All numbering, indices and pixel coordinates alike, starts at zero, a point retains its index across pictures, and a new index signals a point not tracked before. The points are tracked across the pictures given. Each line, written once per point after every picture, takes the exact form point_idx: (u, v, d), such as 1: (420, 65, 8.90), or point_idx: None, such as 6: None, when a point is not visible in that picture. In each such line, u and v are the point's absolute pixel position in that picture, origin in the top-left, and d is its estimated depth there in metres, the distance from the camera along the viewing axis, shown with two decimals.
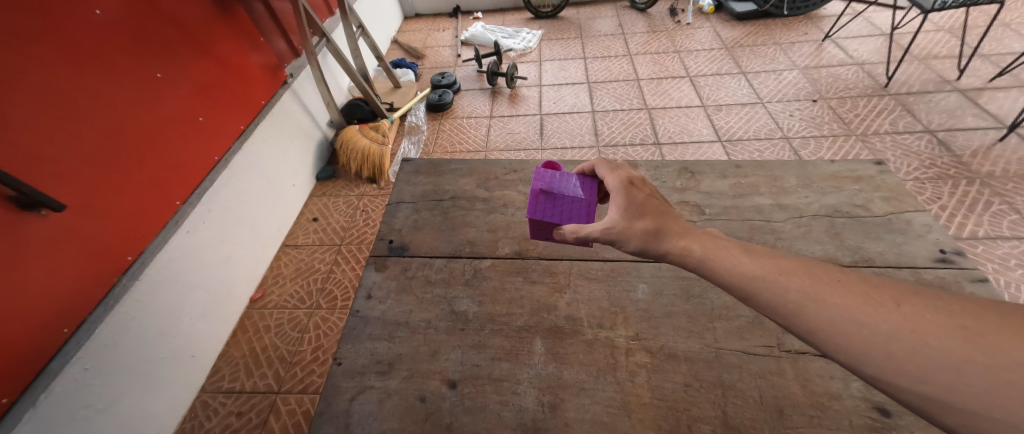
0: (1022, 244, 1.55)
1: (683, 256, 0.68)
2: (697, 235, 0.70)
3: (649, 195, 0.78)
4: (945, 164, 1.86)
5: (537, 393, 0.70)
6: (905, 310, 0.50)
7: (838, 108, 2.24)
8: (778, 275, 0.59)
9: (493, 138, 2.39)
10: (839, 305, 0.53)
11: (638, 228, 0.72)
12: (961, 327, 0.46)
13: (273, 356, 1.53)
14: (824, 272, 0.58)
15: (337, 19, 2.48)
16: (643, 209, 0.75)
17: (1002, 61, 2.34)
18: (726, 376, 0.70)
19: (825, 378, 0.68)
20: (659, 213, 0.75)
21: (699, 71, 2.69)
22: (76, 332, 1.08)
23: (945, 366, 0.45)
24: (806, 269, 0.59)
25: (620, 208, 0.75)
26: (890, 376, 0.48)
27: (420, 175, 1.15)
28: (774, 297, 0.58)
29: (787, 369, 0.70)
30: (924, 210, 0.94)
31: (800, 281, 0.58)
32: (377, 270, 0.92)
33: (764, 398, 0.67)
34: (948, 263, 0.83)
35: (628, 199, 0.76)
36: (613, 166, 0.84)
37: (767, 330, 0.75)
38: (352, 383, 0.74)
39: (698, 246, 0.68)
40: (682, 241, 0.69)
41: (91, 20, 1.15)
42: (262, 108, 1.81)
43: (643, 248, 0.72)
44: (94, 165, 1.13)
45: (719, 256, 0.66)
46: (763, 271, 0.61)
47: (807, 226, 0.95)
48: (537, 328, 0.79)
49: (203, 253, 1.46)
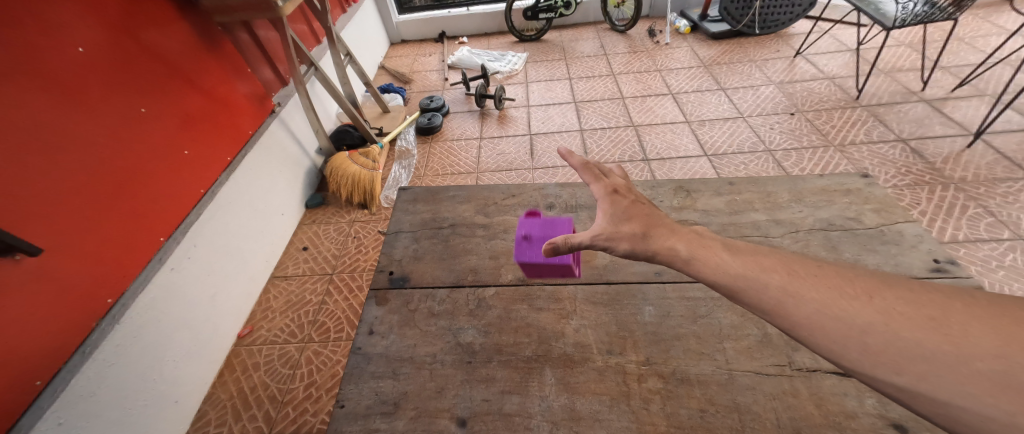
0: (1000, 245, 1.61)
1: (672, 255, 0.69)
2: (682, 235, 0.72)
3: (633, 201, 0.80)
4: (920, 171, 1.94)
5: (550, 427, 0.68)
6: (877, 303, 0.52)
7: (815, 120, 2.33)
8: (760, 272, 0.61)
9: (484, 160, 2.40)
10: (815, 299, 0.55)
11: (626, 230, 0.74)
12: (930, 318, 0.48)
13: (263, 396, 1.47)
14: (802, 268, 0.59)
15: (325, 48, 2.51)
16: (628, 214, 0.77)
17: (961, 72, 2.48)
18: (741, 399, 0.69)
19: (840, 396, 0.68)
20: (646, 217, 0.76)
21: (681, 88, 2.78)
22: (50, 384, 1.01)
23: (917, 357, 0.46)
24: (786, 266, 0.61)
25: (605, 214, 0.77)
26: (867, 368, 0.49)
27: (418, 204, 1.14)
28: (755, 293, 0.59)
29: (800, 389, 0.70)
30: (914, 221, 0.97)
31: (779, 278, 0.59)
32: (378, 304, 0.89)
33: (781, 421, 0.66)
34: (943, 273, 0.85)
35: (613, 205, 0.78)
36: (595, 175, 0.85)
37: (777, 348, 0.75)
38: (356, 426, 0.71)
39: (682, 245, 0.69)
40: (669, 241, 0.70)
41: (72, 55, 1.14)
42: (250, 138, 1.79)
43: (632, 250, 0.72)
44: (71, 206, 1.09)
45: (706, 257, 0.66)
46: (745, 269, 0.62)
47: (805, 241, 0.97)
48: (546, 357, 0.77)
49: (189, 290, 1.41)
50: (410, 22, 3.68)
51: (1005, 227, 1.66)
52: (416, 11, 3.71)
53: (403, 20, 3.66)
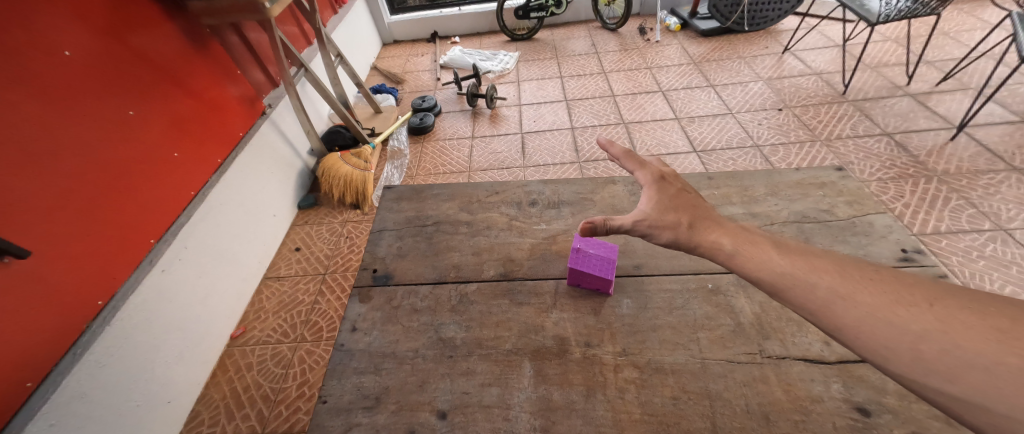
0: (981, 236, 1.63)
1: (714, 249, 0.71)
2: (727, 229, 0.73)
3: (680, 190, 0.83)
4: (904, 164, 1.97)
5: (528, 418, 0.69)
6: (938, 310, 0.52)
7: (802, 116, 2.36)
8: (810, 272, 0.62)
9: (476, 159, 2.41)
10: (868, 302, 0.56)
11: (671, 218, 0.76)
12: (996, 329, 0.47)
13: (255, 396, 1.47)
14: (857, 271, 0.60)
15: (315, 49, 2.51)
16: (674, 203, 0.79)
17: (945, 66, 2.51)
18: (713, 386, 0.71)
19: (807, 382, 0.70)
20: (692, 207, 0.79)
21: (671, 85, 2.80)
22: (41, 386, 1.02)
23: (975, 366, 0.46)
24: (838, 267, 0.62)
25: (651, 201, 0.79)
26: (919, 375, 0.50)
27: (403, 202, 1.16)
28: (802, 293, 0.61)
29: (770, 375, 0.71)
30: (885, 213, 0.98)
31: (830, 279, 0.60)
32: (362, 301, 0.91)
33: (751, 407, 0.68)
34: (910, 262, 0.86)
35: (661, 192, 0.81)
36: (642, 162, 0.88)
37: (749, 337, 0.77)
38: (338, 421, 0.72)
39: (727, 240, 0.71)
40: (713, 235, 0.72)
41: (58, 60, 1.14)
42: (240, 139, 1.80)
43: (674, 240, 0.74)
44: (58, 209, 1.09)
45: (753, 254, 0.68)
46: (795, 269, 0.63)
47: (779, 233, 0.97)
48: (525, 350, 0.78)
49: (180, 293, 1.41)
50: (402, 23, 3.69)
51: (986, 218, 1.69)
52: (408, 11, 3.72)
53: (394, 21, 3.67)
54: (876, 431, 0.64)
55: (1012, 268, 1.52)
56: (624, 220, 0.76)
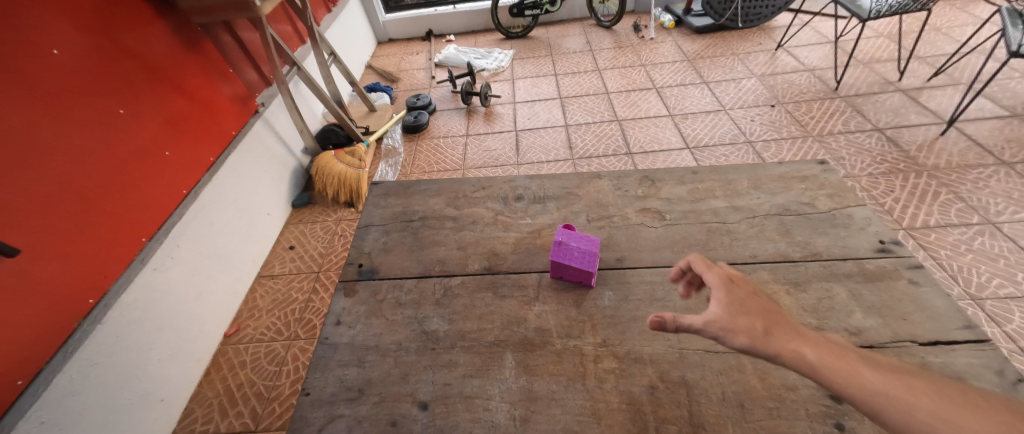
0: (969, 229, 1.64)
1: (796, 359, 0.56)
2: (810, 338, 0.59)
3: (752, 291, 0.68)
4: (895, 159, 1.98)
5: (508, 408, 0.70)
6: None
7: (794, 112, 2.37)
8: (902, 390, 0.50)
9: (470, 157, 2.42)
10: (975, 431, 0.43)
11: (745, 320, 0.62)
12: None
13: (249, 393, 1.48)
14: (960, 394, 0.48)
15: (308, 48, 2.51)
16: (744, 303, 0.65)
17: (937, 62, 2.52)
18: (690, 375, 0.72)
19: (782, 370, 0.71)
20: (768, 310, 0.64)
21: (665, 82, 2.80)
22: (32, 383, 1.02)
23: None
24: (938, 388, 0.49)
25: (719, 302, 0.65)
26: None
27: (389, 198, 1.16)
28: (892, 415, 0.48)
29: (746, 364, 0.72)
30: (865, 205, 0.98)
31: (927, 400, 0.48)
32: (346, 295, 0.91)
33: (726, 394, 0.69)
34: (887, 252, 0.87)
35: (730, 291, 0.67)
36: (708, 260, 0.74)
37: None
38: (320, 412, 0.73)
39: (811, 351, 0.57)
40: (793, 342, 0.58)
41: (47, 58, 1.14)
42: (233, 138, 1.80)
43: (749, 347, 0.60)
44: (47, 207, 1.09)
45: (840, 367, 0.54)
46: (886, 386, 0.51)
47: (760, 225, 0.98)
48: (507, 342, 0.79)
49: (172, 291, 1.42)
50: (396, 21, 3.68)
51: (975, 212, 1.70)
52: (402, 9, 3.71)
53: (389, 19, 3.66)
54: (848, 418, 0.64)
55: (999, 261, 1.53)
56: (695, 322, 0.62)
